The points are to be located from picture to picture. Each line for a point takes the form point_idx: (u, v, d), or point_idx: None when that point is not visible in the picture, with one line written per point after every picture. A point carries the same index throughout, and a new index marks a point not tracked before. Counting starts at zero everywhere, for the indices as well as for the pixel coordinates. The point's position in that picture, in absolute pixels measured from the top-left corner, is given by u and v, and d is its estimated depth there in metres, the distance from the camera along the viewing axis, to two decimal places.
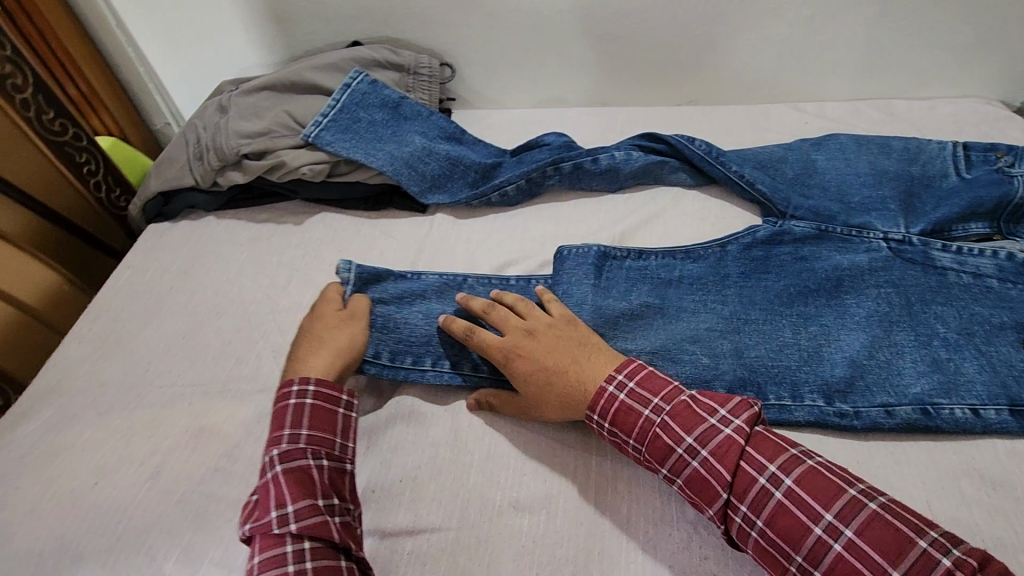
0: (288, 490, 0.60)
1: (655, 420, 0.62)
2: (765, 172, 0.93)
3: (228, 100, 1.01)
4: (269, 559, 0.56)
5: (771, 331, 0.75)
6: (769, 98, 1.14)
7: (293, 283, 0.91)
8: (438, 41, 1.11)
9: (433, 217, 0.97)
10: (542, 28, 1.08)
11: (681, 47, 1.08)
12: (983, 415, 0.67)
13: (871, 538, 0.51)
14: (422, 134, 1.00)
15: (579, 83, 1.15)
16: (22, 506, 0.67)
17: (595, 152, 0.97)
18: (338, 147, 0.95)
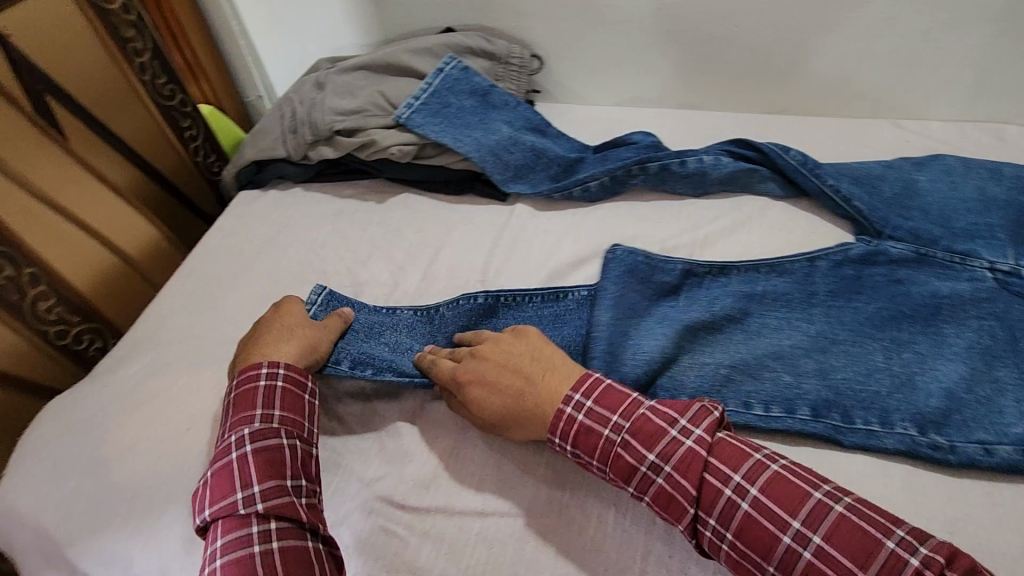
0: (255, 471, 0.62)
1: (615, 440, 0.60)
2: (863, 187, 0.89)
3: (326, 77, 1.04)
4: (237, 538, 0.59)
5: (860, 354, 0.72)
6: (868, 114, 1.09)
7: (374, 259, 0.93)
8: (531, 32, 1.12)
9: (513, 206, 0.97)
10: (637, 26, 1.07)
11: (778, 53, 1.05)
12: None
13: (839, 544, 0.50)
14: (509, 124, 1.00)
15: (668, 84, 1.14)
16: (119, 442, 0.71)
17: (683, 154, 0.96)
18: (429, 130, 0.97)
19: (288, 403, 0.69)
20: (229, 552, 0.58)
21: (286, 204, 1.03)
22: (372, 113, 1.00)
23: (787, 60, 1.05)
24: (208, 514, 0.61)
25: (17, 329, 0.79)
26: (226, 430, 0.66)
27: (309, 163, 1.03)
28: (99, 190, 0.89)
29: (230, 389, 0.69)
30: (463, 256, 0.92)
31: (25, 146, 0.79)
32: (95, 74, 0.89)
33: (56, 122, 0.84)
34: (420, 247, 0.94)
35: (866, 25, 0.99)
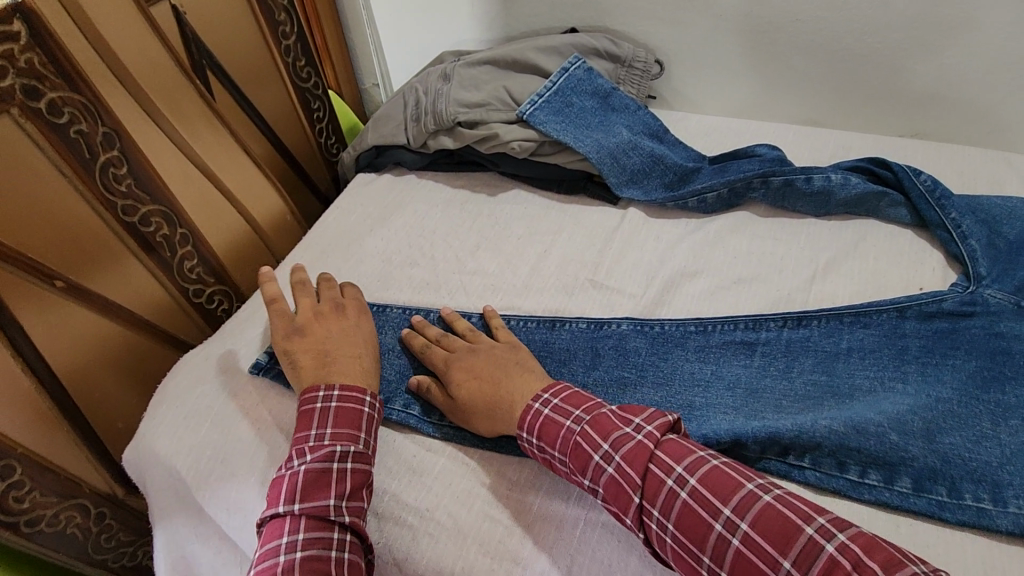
0: (349, 485, 0.64)
1: (575, 430, 0.62)
2: (998, 227, 0.82)
3: (451, 69, 1.07)
4: (315, 542, 0.60)
5: (965, 417, 0.66)
6: (1007, 147, 1.02)
7: (483, 249, 0.94)
8: (656, 38, 1.11)
9: (625, 210, 0.96)
10: (767, 36, 1.04)
11: (918, 74, 0.99)
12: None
13: (763, 530, 0.50)
14: (630, 130, 1.00)
15: (792, 98, 1.10)
16: (249, 398, 0.75)
17: (810, 169, 0.91)
18: (549, 127, 0.97)
19: (376, 433, 0.71)
20: (306, 553, 0.59)
21: (401, 189, 1.06)
22: (495, 107, 1.02)
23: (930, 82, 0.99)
24: (291, 509, 0.61)
25: (164, 283, 0.86)
26: (323, 435, 0.66)
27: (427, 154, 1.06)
28: (243, 161, 0.95)
29: (329, 398, 0.69)
30: (573, 256, 0.91)
31: (188, 113, 0.86)
32: (249, 52, 0.96)
33: (211, 91, 0.90)
34: (530, 241, 0.94)
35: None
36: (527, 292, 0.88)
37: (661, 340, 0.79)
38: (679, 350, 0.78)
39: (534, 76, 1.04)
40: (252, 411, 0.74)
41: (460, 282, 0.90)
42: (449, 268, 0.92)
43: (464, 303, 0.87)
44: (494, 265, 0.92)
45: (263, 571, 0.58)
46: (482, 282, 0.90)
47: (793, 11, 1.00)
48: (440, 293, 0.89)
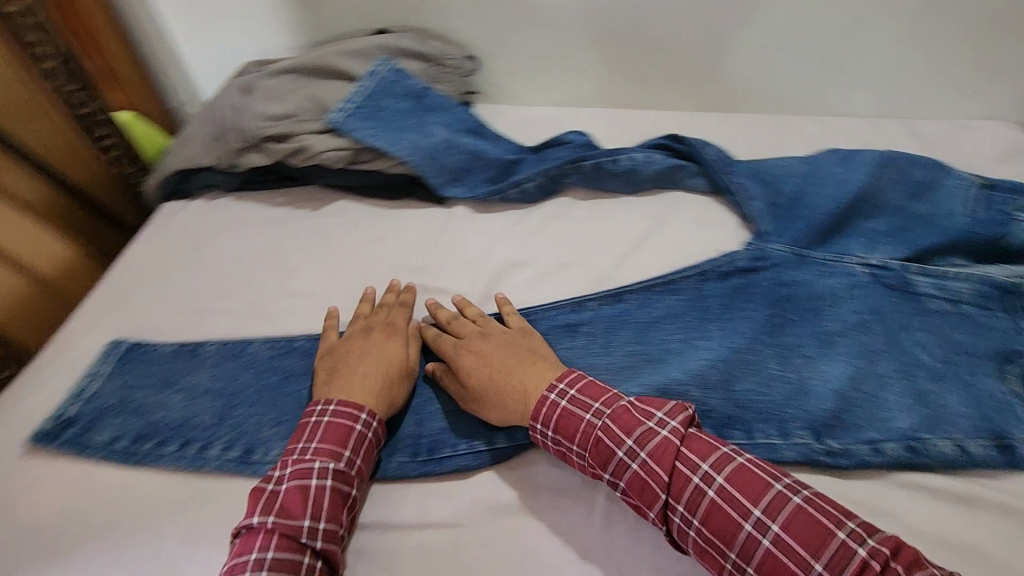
0: (326, 506, 0.61)
1: (597, 424, 0.63)
2: (772, 185, 0.90)
3: (253, 82, 1.01)
4: (282, 564, 0.57)
5: (755, 363, 0.73)
6: (789, 110, 1.13)
7: (327, 265, 0.90)
8: (467, 34, 1.12)
9: (452, 210, 0.96)
10: (568, 26, 1.08)
11: (704, 52, 1.08)
12: (970, 450, 0.65)
13: (796, 532, 0.51)
14: (447, 127, 0.99)
15: (604, 81, 1.15)
16: (38, 475, 0.69)
17: (620, 152, 0.96)
18: (364, 134, 0.95)
19: (369, 453, 0.67)
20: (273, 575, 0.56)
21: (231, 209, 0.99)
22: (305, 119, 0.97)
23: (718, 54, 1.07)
24: (263, 524, 0.59)
25: None
26: (307, 449, 0.64)
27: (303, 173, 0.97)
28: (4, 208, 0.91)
29: (325, 411, 0.67)
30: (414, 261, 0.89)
31: None
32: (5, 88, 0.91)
33: None
34: (372, 251, 0.91)
35: (790, 22, 1.02)
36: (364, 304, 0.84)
37: None
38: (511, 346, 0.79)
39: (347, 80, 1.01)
40: (117, 481, 0.68)
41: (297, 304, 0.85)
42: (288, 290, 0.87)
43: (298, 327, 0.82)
44: (332, 279, 0.88)
45: None
46: (307, 302, 0.85)
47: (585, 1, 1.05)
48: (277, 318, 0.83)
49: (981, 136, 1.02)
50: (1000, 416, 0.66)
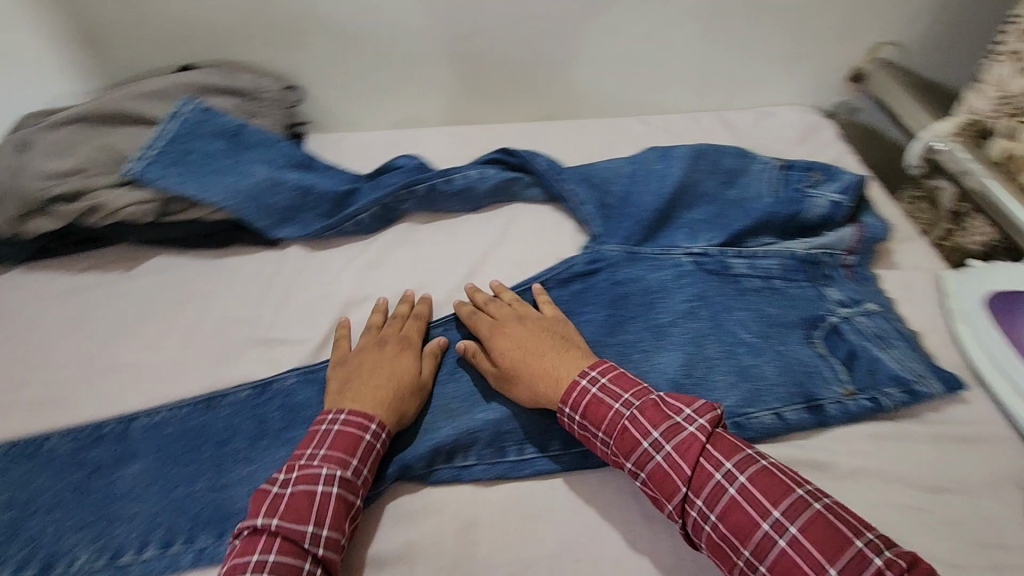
0: (331, 515, 0.59)
1: (624, 414, 0.62)
2: (597, 189, 0.92)
3: (28, 136, 0.89)
4: (282, 569, 0.55)
5: None
6: (614, 113, 1.18)
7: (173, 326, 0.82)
8: (280, 60, 1.06)
9: (286, 251, 0.90)
10: (387, 50, 1.06)
11: (524, 61, 1.10)
12: (786, 417, 0.70)
13: (815, 537, 0.51)
14: (270, 162, 0.92)
15: (434, 96, 1.13)
16: None
17: (457, 171, 0.95)
18: (169, 180, 0.86)
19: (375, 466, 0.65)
20: None
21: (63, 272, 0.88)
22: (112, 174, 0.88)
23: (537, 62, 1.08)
24: (268, 525, 0.57)
25: None
26: (316, 455, 0.62)
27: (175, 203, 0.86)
28: None
29: (335, 421, 0.65)
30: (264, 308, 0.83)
31: None
32: None
33: None
34: (215, 305, 0.84)
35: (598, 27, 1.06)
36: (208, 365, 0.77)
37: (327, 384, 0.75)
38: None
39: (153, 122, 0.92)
40: None
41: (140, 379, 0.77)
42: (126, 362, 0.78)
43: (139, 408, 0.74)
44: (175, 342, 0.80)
45: None
46: (116, 379, 0.76)
47: (393, 15, 1.02)
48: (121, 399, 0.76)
49: (786, 120, 1.11)
50: (810, 380, 0.73)
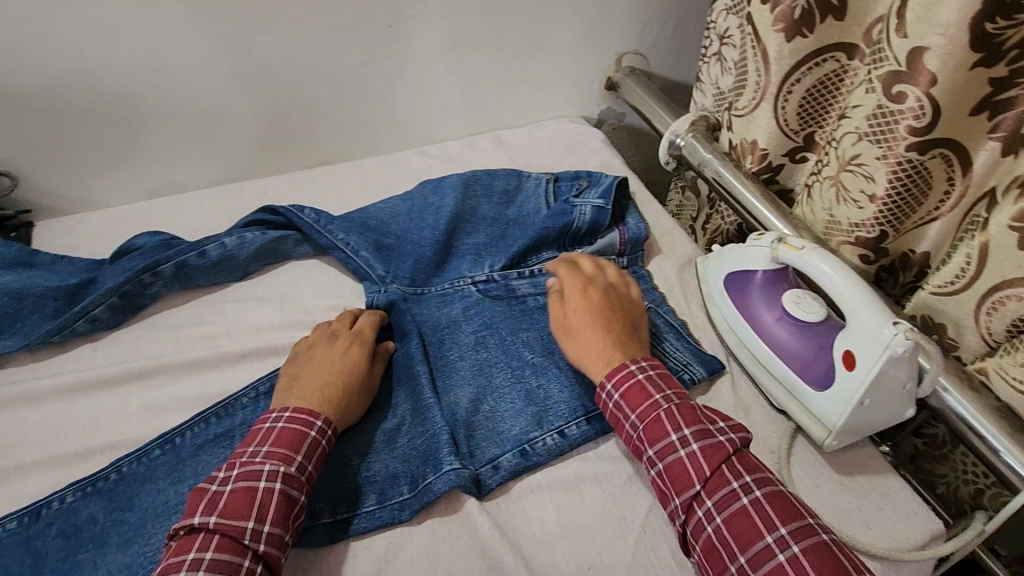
0: (776, 506, 0.46)
1: (748, 487, 0.47)
2: (498, 258, 0.70)
3: None
4: (736, 521, 0.45)
5: (543, 370, 0.59)
6: (709, 135, 0.79)
7: (226, 300, 0.67)
8: (88, 90, 0.70)
9: (246, 287, 0.68)
10: (147, 48, 0.69)
11: (299, 109, 0.80)
12: (533, 450, 0.54)
13: (816, 562, 0.42)
14: (435, 182, 0.77)
15: (570, 85, 0.93)
16: None
17: (585, 181, 0.78)
18: (295, 212, 0.70)
19: None
20: (726, 527, 0.45)
21: (131, 208, 0.79)
22: (152, 137, 0.77)
23: (707, 49, 0.78)
24: (688, 456, 0.48)
25: None
26: (675, 404, 0.51)
27: (282, 169, 0.86)
28: None
29: (641, 370, 0.53)
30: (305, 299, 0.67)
31: None
32: None
33: None
34: (246, 308, 0.66)
35: (343, 73, 0.78)
36: (217, 372, 0.59)
37: (192, 457, 0.52)
38: (476, 360, 0.60)
39: (213, 111, 0.76)
40: None
41: (142, 386, 0.58)
42: (97, 376, 0.58)
43: (111, 429, 0.55)
44: (175, 361, 0.59)
45: (666, 479, 0.48)
46: None
47: (129, 47, 0.68)
48: (128, 407, 0.56)
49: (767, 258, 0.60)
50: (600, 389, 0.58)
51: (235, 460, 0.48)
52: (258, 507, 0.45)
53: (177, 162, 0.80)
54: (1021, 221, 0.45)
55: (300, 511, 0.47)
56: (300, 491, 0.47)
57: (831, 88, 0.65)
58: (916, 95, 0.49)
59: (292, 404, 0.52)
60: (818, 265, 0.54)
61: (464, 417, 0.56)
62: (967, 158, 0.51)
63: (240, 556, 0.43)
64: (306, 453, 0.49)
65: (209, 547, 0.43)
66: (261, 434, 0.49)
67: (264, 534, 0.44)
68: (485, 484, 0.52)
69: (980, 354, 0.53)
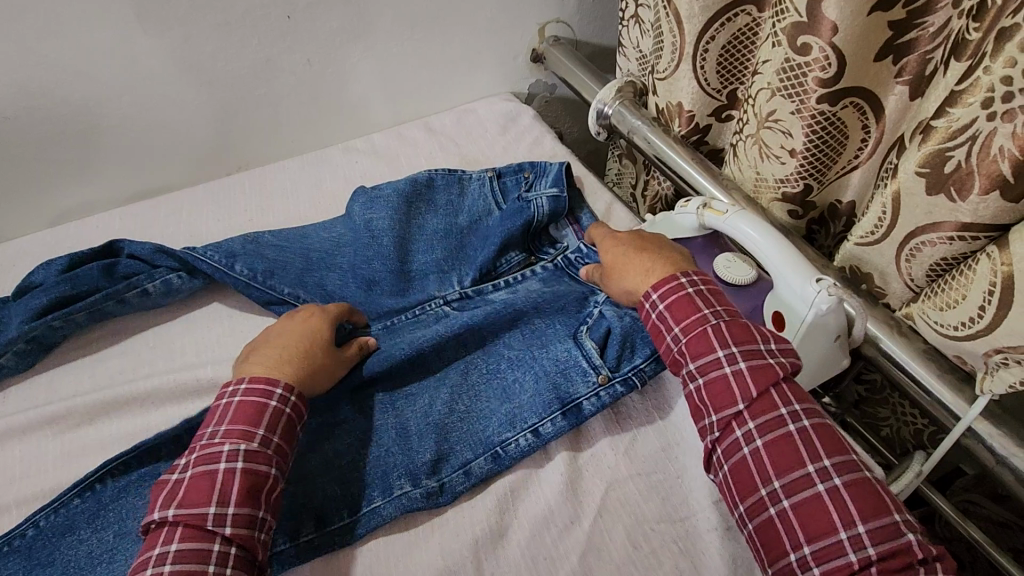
0: (822, 438, 0.45)
1: (795, 415, 0.46)
2: (461, 270, 0.67)
3: None
4: (779, 444, 0.45)
5: (520, 365, 0.57)
6: (637, 102, 0.77)
7: (148, 328, 0.64)
8: None
9: (166, 313, 0.65)
10: (20, 69, 0.63)
11: (206, 113, 0.75)
12: (506, 452, 0.53)
13: (856, 496, 0.42)
14: (366, 197, 0.70)
15: (494, 62, 0.89)
16: None
17: (530, 173, 0.72)
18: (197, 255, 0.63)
19: None
20: (769, 451, 0.45)
21: (34, 238, 0.74)
22: (47, 164, 0.72)
23: (624, 13, 0.76)
24: (734, 372, 0.47)
25: None
26: (723, 318, 0.49)
27: (201, 179, 0.82)
28: None
29: (691, 285, 0.51)
30: (233, 317, 0.64)
31: None
32: None
33: None
34: (169, 335, 0.63)
35: (247, 70, 0.73)
36: (139, 407, 0.57)
37: (114, 501, 0.50)
38: (454, 362, 0.58)
39: (108, 125, 0.71)
40: None
41: (57, 431, 0.55)
42: (5, 426, 0.55)
43: (27, 482, 0.52)
44: (91, 401, 0.56)
45: (709, 392, 0.48)
46: None
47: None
48: (44, 456, 0.54)
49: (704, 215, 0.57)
50: (570, 377, 0.55)
51: (195, 443, 0.47)
52: (220, 490, 0.44)
53: (83, 185, 0.75)
54: (926, 167, 0.44)
55: (273, 485, 0.46)
56: (267, 465, 0.46)
57: (747, 42, 0.64)
58: (820, 46, 0.48)
59: (247, 376, 0.51)
60: (741, 226, 0.53)
61: (437, 420, 0.54)
62: (878, 104, 0.51)
63: (209, 541, 0.43)
64: (267, 426, 0.47)
65: (174, 539, 0.43)
66: (218, 414, 0.48)
67: (230, 516, 0.43)
68: (453, 493, 0.51)
69: (906, 299, 0.54)
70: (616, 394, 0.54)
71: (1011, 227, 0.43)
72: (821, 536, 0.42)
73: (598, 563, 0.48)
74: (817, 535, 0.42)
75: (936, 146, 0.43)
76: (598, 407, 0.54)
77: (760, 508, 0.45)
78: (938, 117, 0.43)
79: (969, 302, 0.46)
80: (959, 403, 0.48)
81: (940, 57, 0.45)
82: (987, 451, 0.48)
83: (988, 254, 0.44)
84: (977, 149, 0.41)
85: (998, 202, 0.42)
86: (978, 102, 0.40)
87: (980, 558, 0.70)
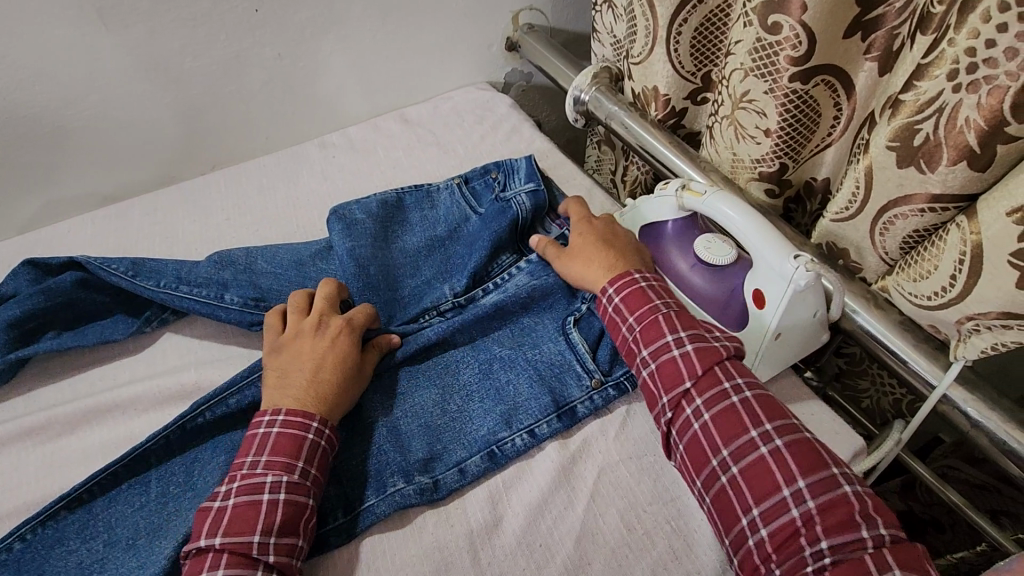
0: (762, 406, 0.47)
1: (737, 388, 0.48)
2: (451, 279, 0.64)
3: None
4: (724, 416, 0.47)
5: (516, 370, 0.57)
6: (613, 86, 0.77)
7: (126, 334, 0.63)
8: None
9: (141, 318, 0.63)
10: None
11: (174, 112, 0.74)
12: (501, 453, 0.53)
13: (795, 454, 0.44)
14: (342, 221, 0.65)
15: (468, 51, 0.89)
16: None
17: (497, 173, 0.71)
18: (169, 293, 0.59)
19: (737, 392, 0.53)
20: (717, 425, 0.47)
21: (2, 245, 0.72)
22: (16, 170, 0.70)
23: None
24: (681, 354, 0.49)
25: None
26: (671, 308, 0.52)
27: (173, 181, 0.81)
28: None
29: (643, 280, 0.54)
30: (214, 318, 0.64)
31: None
32: None
33: None
34: (150, 340, 0.62)
35: (216, 67, 0.72)
36: (124, 414, 0.56)
37: (101, 512, 0.49)
38: (444, 362, 0.58)
39: (75, 129, 0.69)
40: None
41: (39, 442, 0.54)
42: None
43: (9, 495, 0.51)
44: (74, 411, 0.55)
45: (659, 375, 0.50)
46: None
47: None
48: (27, 467, 0.53)
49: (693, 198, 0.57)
50: (565, 380, 0.56)
51: (234, 471, 0.46)
52: (263, 519, 0.44)
53: (51, 192, 0.74)
54: (897, 142, 0.45)
55: (312, 513, 0.46)
56: (308, 495, 0.46)
57: (718, 24, 0.64)
58: (790, 25, 0.48)
59: (282, 406, 0.49)
60: (718, 207, 0.54)
61: (430, 420, 0.54)
62: (848, 81, 0.51)
63: (252, 570, 0.42)
64: (306, 457, 0.47)
65: (219, 566, 0.42)
66: (257, 441, 0.48)
67: (272, 545, 0.43)
68: (449, 489, 0.51)
69: (881, 273, 0.55)
70: (610, 397, 0.55)
71: (979, 196, 0.44)
72: (767, 496, 0.43)
73: (593, 547, 0.49)
74: (764, 496, 0.43)
75: (906, 120, 0.44)
76: (591, 410, 0.55)
77: (713, 479, 0.46)
78: (906, 91, 0.44)
79: (941, 271, 0.47)
80: (935, 370, 0.50)
81: (906, 32, 0.46)
82: (963, 417, 0.49)
83: (957, 224, 0.45)
84: (944, 121, 0.42)
85: (965, 171, 0.43)
86: (944, 75, 0.41)
87: (959, 521, 0.73)
